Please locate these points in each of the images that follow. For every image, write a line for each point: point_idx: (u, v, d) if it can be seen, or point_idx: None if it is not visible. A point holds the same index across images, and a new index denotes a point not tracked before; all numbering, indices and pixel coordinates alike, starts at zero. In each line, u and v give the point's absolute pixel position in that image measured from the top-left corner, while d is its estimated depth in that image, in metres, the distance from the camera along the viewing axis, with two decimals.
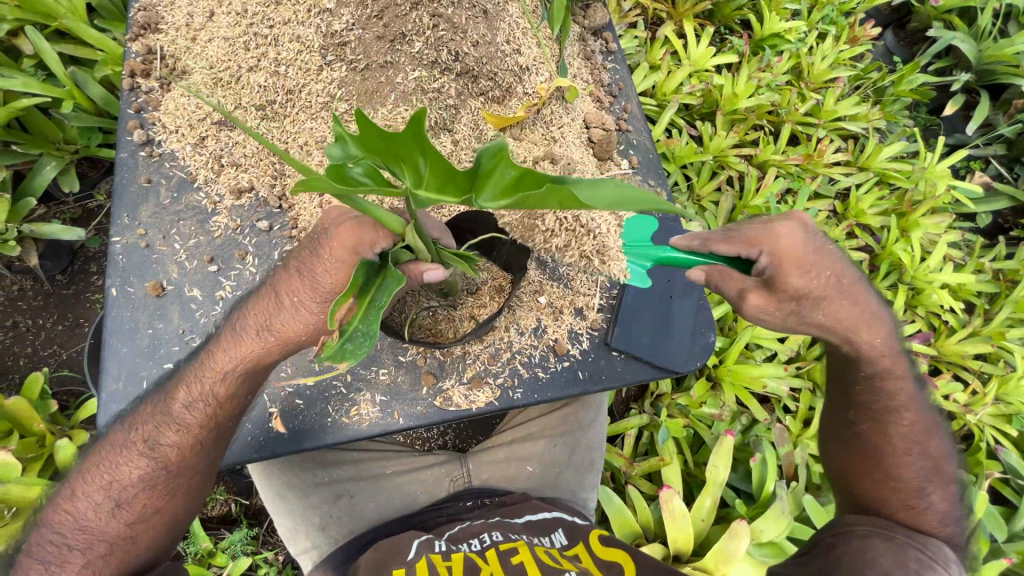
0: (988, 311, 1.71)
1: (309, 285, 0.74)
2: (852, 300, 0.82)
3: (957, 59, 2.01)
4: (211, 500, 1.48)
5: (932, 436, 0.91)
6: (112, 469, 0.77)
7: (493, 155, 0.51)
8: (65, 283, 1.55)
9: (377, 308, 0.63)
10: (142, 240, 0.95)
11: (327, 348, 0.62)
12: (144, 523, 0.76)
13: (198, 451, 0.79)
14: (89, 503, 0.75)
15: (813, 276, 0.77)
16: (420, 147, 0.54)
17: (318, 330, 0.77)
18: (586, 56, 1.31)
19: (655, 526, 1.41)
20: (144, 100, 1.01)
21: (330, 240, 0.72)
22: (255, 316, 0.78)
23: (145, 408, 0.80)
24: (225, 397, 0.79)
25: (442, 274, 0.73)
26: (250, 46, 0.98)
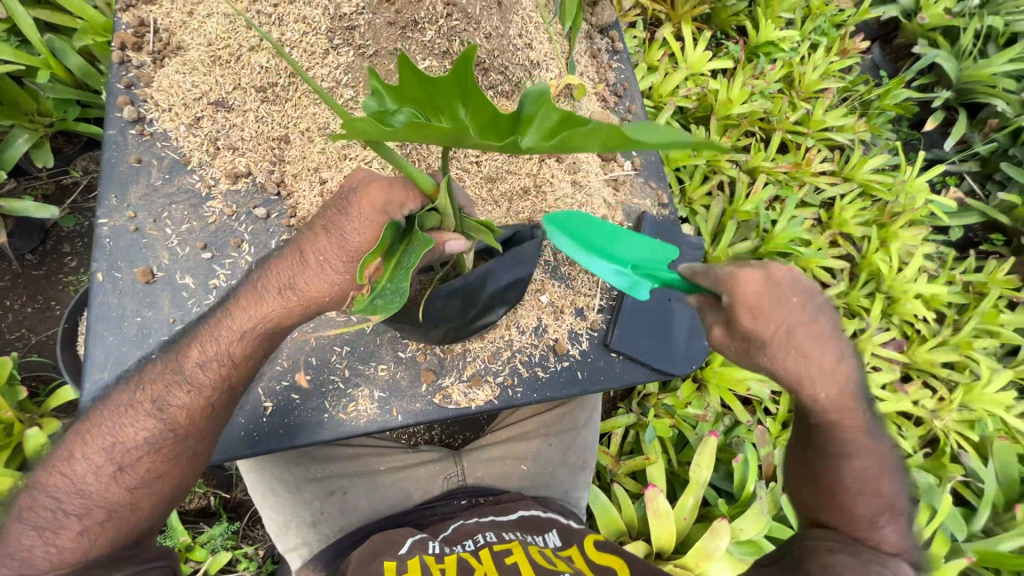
0: (958, 321, 1.78)
1: (336, 242, 0.69)
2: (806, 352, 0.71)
3: (939, 77, 2.07)
4: (189, 493, 1.43)
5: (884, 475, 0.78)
6: (115, 430, 0.72)
7: (536, 98, 0.47)
8: (35, 264, 1.47)
9: (405, 268, 0.62)
10: (131, 224, 0.90)
11: (358, 302, 0.61)
12: (147, 487, 0.72)
13: (208, 413, 0.75)
14: (87, 465, 0.70)
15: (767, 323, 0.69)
16: (462, 93, 0.51)
17: (344, 291, 0.73)
18: (592, 54, 1.31)
19: (639, 523, 1.43)
20: (134, 76, 0.96)
21: (358, 201, 0.68)
22: (277, 273, 0.74)
23: (154, 368, 0.75)
24: (241, 358, 0.75)
25: (464, 245, 0.71)
26: (252, 24, 0.93)
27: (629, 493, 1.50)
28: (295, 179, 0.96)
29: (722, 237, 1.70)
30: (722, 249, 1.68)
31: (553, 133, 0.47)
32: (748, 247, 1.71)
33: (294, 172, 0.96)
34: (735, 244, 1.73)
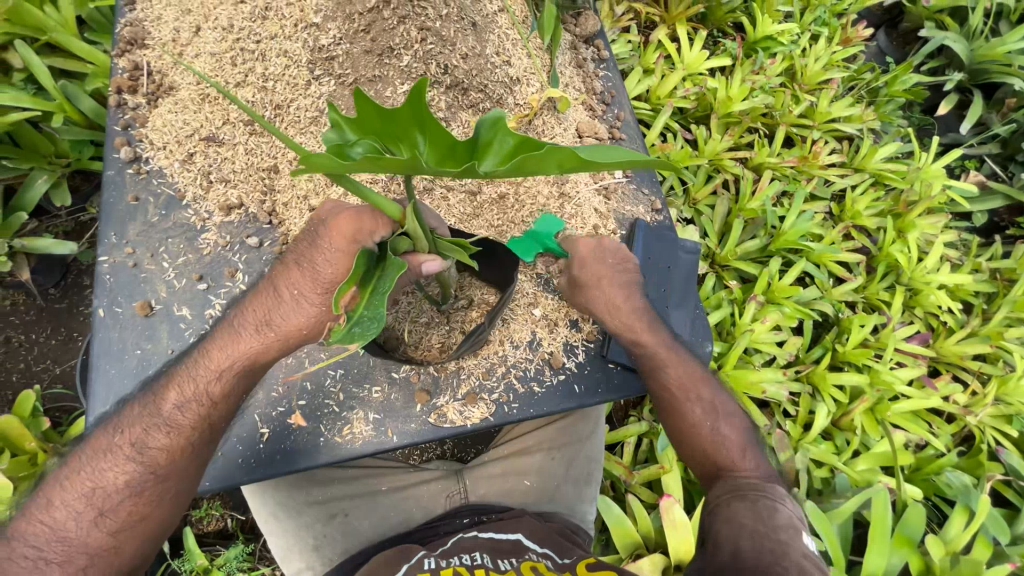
0: (986, 311, 1.69)
1: (309, 276, 0.74)
2: (614, 293, 0.96)
3: (949, 59, 2.01)
4: (205, 516, 1.45)
5: (702, 384, 0.95)
6: (96, 475, 0.74)
7: (492, 123, 0.49)
8: (57, 298, 1.54)
9: (380, 293, 0.62)
10: (130, 259, 0.94)
11: (336, 332, 0.61)
12: (128, 530, 0.74)
13: (188, 454, 0.77)
14: (68, 512, 0.73)
15: (586, 273, 0.97)
16: (420, 123, 0.53)
17: (316, 325, 0.77)
18: (578, 65, 1.31)
19: (655, 534, 1.39)
20: (131, 117, 0.99)
21: (328, 233, 0.72)
22: (253, 312, 0.78)
23: (132, 411, 0.78)
24: (219, 397, 0.78)
25: (440, 265, 0.74)
26: (238, 60, 0.97)
27: (643, 504, 1.46)
28: (286, 207, 0.99)
29: (729, 236, 1.68)
30: (730, 248, 1.65)
31: (510, 157, 0.50)
32: (756, 245, 1.67)
33: (285, 201, 0.99)
34: (743, 242, 1.69)
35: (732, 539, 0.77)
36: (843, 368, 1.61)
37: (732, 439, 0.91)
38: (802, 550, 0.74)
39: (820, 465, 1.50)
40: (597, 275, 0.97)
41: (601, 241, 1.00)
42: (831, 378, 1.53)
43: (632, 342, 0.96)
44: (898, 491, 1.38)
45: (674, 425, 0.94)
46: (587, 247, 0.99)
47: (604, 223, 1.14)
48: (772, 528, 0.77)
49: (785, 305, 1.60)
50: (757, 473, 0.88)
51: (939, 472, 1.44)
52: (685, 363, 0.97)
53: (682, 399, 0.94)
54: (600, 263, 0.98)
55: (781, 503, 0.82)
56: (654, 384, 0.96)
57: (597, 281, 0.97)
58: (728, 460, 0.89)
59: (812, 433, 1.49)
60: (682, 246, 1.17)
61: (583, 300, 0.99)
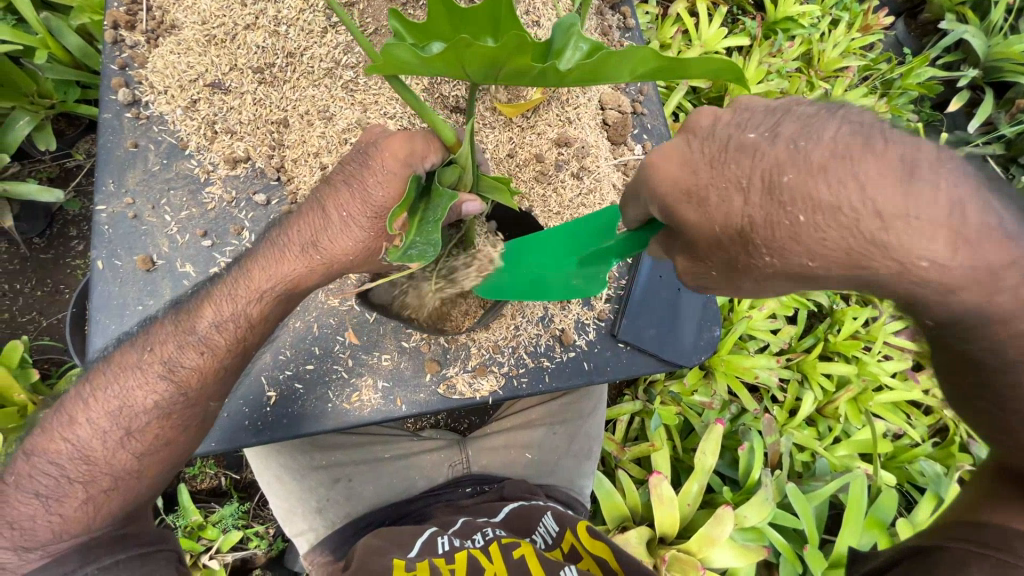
0: None
1: (359, 198, 0.69)
2: (909, 202, 0.51)
3: (965, 54, 1.97)
4: (200, 473, 1.45)
5: None
6: (123, 392, 0.71)
7: (566, 29, 0.54)
8: (43, 248, 1.47)
9: (433, 222, 0.62)
10: (129, 210, 0.89)
11: (393, 254, 0.61)
12: (153, 454, 0.71)
13: (219, 378, 0.74)
14: (95, 429, 0.69)
15: (815, 185, 0.53)
16: (494, 26, 0.58)
17: (362, 251, 0.72)
18: (604, 32, 1.25)
19: (643, 509, 1.43)
20: (128, 56, 0.93)
21: (380, 152, 0.69)
22: (298, 232, 0.73)
23: (163, 329, 0.74)
24: (256, 320, 0.74)
25: (480, 206, 0.73)
26: (247, 2, 0.91)
27: (633, 479, 1.49)
28: (294, 164, 0.94)
29: None
30: None
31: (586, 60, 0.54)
32: None
33: (294, 158, 0.93)
34: None
35: None
36: (833, 358, 1.64)
37: None
38: None
39: (801, 449, 1.54)
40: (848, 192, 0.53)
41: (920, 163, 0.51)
42: (821, 366, 1.56)
43: None
44: (874, 477, 1.43)
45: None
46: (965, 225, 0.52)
47: (623, 200, 1.13)
48: None
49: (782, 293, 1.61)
50: None
51: (914, 460, 1.50)
52: None
53: None
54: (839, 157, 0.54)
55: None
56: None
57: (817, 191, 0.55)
58: None
59: (797, 419, 1.52)
60: None
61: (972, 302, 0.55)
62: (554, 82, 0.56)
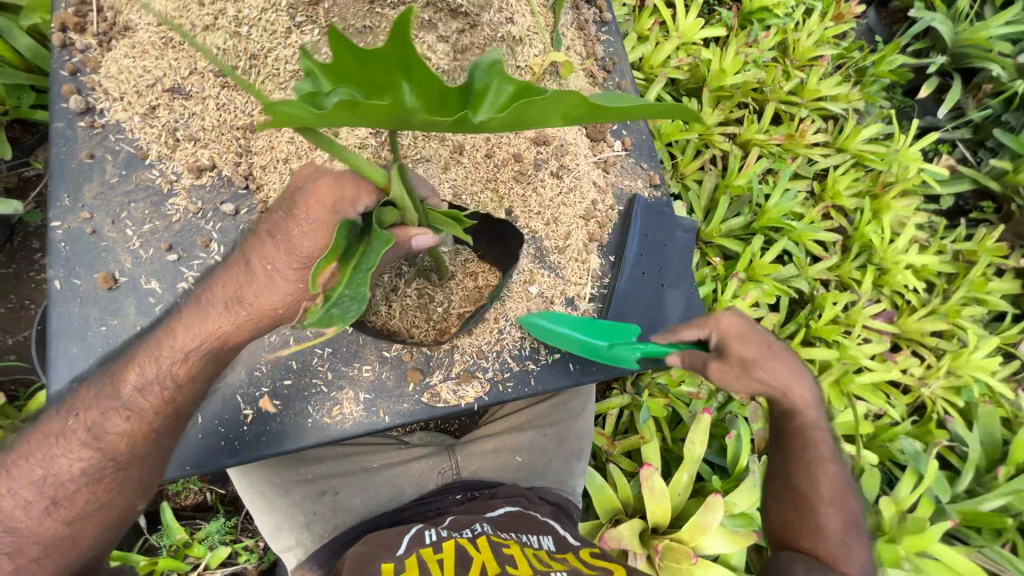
0: (946, 291, 1.77)
1: (283, 249, 0.66)
2: (783, 365, 0.89)
3: (933, 41, 2.00)
4: (183, 490, 1.41)
5: (849, 496, 0.91)
6: (48, 461, 0.69)
7: (489, 69, 0.47)
8: (4, 262, 1.40)
9: (363, 271, 0.56)
10: (88, 226, 0.84)
11: (311, 314, 0.54)
12: (85, 520, 0.69)
13: (149, 440, 0.71)
14: (19, 500, 0.67)
15: (749, 350, 0.86)
16: (405, 68, 0.45)
17: (293, 304, 0.69)
18: (580, 26, 1.22)
19: (635, 501, 1.44)
20: (79, 61, 0.87)
21: (307, 199, 0.65)
22: (222, 288, 0.70)
23: (88, 392, 0.71)
24: (184, 380, 0.71)
25: (432, 239, 0.68)
26: (203, 1, 0.86)
27: (624, 473, 1.50)
28: (263, 170, 0.90)
29: (715, 212, 1.67)
30: (716, 224, 1.65)
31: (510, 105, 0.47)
32: (740, 223, 1.67)
33: (263, 164, 0.90)
34: (728, 219, 1.68)
35: None
36: (816, 344, 1.66)
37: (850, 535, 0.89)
38: None
39: None
40: (755, 348, 0.87)
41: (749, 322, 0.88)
42: (805, 353, 1.58)
43: (806, 430, 0.92)
44: (858, 459, 1.46)
45: (800, 507, 0.91)
46: (752, 348, 0.86)
47: (603, 197, 1.11)
48: None
49: (764, 282, 1.62)
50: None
51: (894, 438, 1.52)
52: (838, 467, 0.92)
53: (831, 497, 0.90)
54: (757, 340, 0.88)
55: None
56: (804, 462, 0.92)
57: (759, 353, 0.87)
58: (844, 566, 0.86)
59: (782, 405, 1.55)
60: (680, 225, 1.14)
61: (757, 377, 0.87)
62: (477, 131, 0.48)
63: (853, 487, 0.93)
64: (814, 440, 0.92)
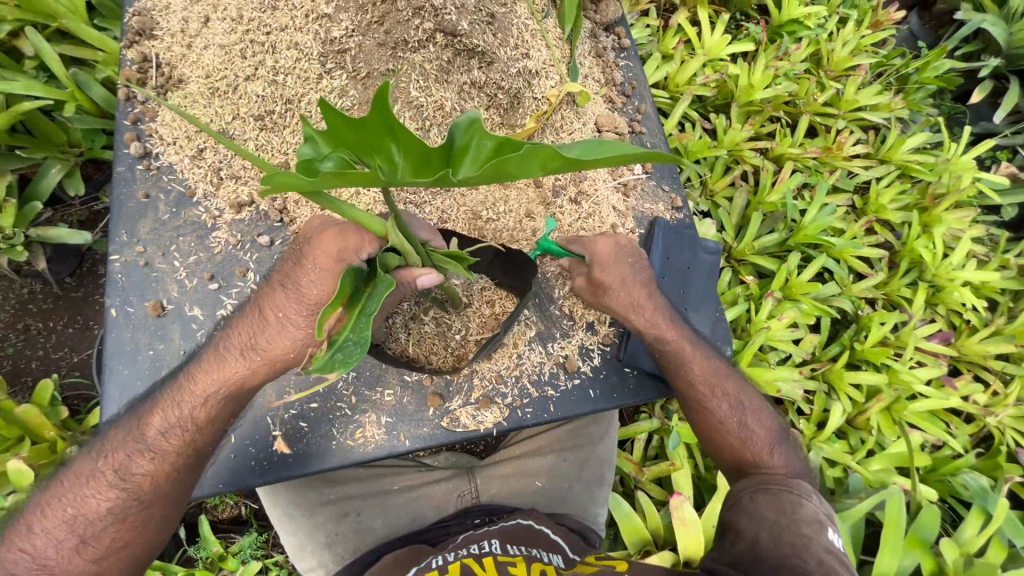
0: (1011, 309, 1.63)
1: (294, 299, 0.73)
2: (636, 294, 0.94)
3: (985, 44, 1.90)
4: (221, 503, 1.48)
5: (724, 378, 0.98)
6: (78, 501, 0.74)
7: (467, 129, 0.48)
8: (74, 286, 1.54)
9: (366, 315, 0.59)
10: (141, 258, 0.93)
11: (316, 360, 0.57)
12: (111, 557, 0.74)
13: (172, 479, 0.76)
14: (52, 539, 0.72)
15: (609, 275, 0.93)
16: (390, 132, 0.50)
17: (301, 348, 0.75)
18: (597, 54, 1.25)
19: (665, 531, 1.38)
20: (140, 111, 0.98)
21: (314, 250, 0.72)
22: (238, 336, 0.77)
23: (117, 434, 0.77)
24: (204, 422, 0.77)
25: (436, 279, 0.72)
26: (247, 53, 0.94)
27: (653, 501, 1.45)
28: (296, 205, 0.98)
29: (747, 229, 1.62)
30: (748, 242, 1.60)
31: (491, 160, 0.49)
32: (775, 240, 1.61)
33: (297, 199, 0.97)
34: (762, 236, 1.63)
35: (753, 530, 0.82)
36: (861, 367, 1.56)
37: (760, 434, 0.95)
38: (823, 545, 0.78)
39: (833, 465, 1.46)
40: (615, 276, 0.93)
41: (617, 238, 0.94)
42: (849, 376, 1.49)
43: (652, 332, 0.96)
44: (914, 493, 1.35)
45: (701, 417, 0.97)
46: (612, 276, 0.93)
47: (623, 221, 1.11)
48: (795, 521, 0.81)
49: (803, 302, 1.55)
50: (784, 470, 0.92)
51: (956, 473, 1.40)
52: (709, 359, 0.99)
53: (707, 388, 0.97)
54: (619, 264, 0.93)
55: (809, 500, 0.86)
56: (680, 373, 0.98)
57: (620, 281, 0.93)
58: (755, 457, 0.93)
59: (827, 432, 1.45)
60: (704, 247, 1.13)
61: (605, 301, 0.95)
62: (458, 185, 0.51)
63: (728, 370, 1.01)
64: (683, 355, 0.97)
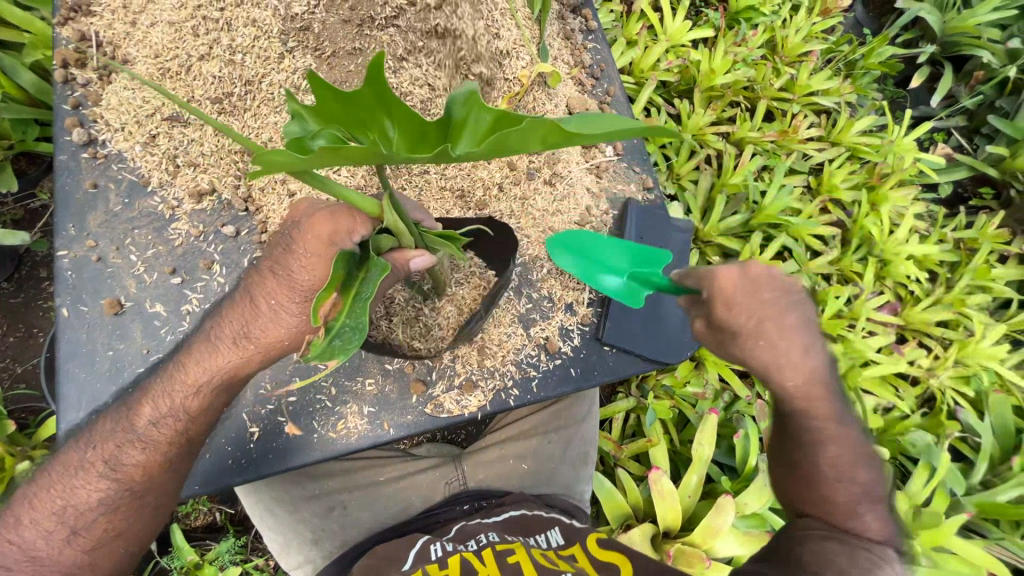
0: (950, 280, 1.75)
1: (285, 284, 0.68)
2: (784, 342, 0.73)
3: (922, 31, 2.01)
4: (193, 510, 1.42)
5: (864, 464, 0.76)
6: (67, 493, 0.70)
7: (464, 101, 0.47)
8: (12, 292, 1.42)
9: (363, 300, 0.58)
10: (93, 253, 0.86)
11: (314, 346, 0.56)
12: (105, 546, 0.71)
13: (165, 469, 0.73)
14: (40, 531, 0.69)
15: (738, 315, 0.71)
16: (384, 106, 0.50)
17: (297, 336, 0.71)
18: (566, 36, 1.25)
19: (646, 505, 1.43)
20: (82, 94, 0.90)
21: (303, 234, 0.66)
22: (229, 323, 0.72)
23: (104, 425, 0.73)
24: (197, 412, 0.73)
25: (429, 261, 0.69)
26: (199, 31, 0.89)
27: (633, 477, 1.49)
28: (261, 193, 0.92)
29: (713, 211, 1.67)
30: (713, 224, 1.65)
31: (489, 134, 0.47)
32: (738, 221, 1.66)
33: (261, 186, 0.92)
34: (726, 218, 1.68)
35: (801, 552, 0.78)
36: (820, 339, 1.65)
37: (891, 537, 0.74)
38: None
39: None
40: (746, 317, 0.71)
41: (746, 266, 0.71)
42: None
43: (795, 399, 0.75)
44: None
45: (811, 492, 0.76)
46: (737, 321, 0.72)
47: (596, 203, 1.13)
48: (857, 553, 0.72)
49: None
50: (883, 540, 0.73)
51: (905, 432, 1.51)
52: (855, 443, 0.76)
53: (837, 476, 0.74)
54: (751, 299, 0.71)
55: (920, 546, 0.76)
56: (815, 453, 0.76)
57: (756, 323, 0.71)
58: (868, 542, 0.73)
59: None
60: (675, 226, 1.15)
61: (736, 350, 0.74)
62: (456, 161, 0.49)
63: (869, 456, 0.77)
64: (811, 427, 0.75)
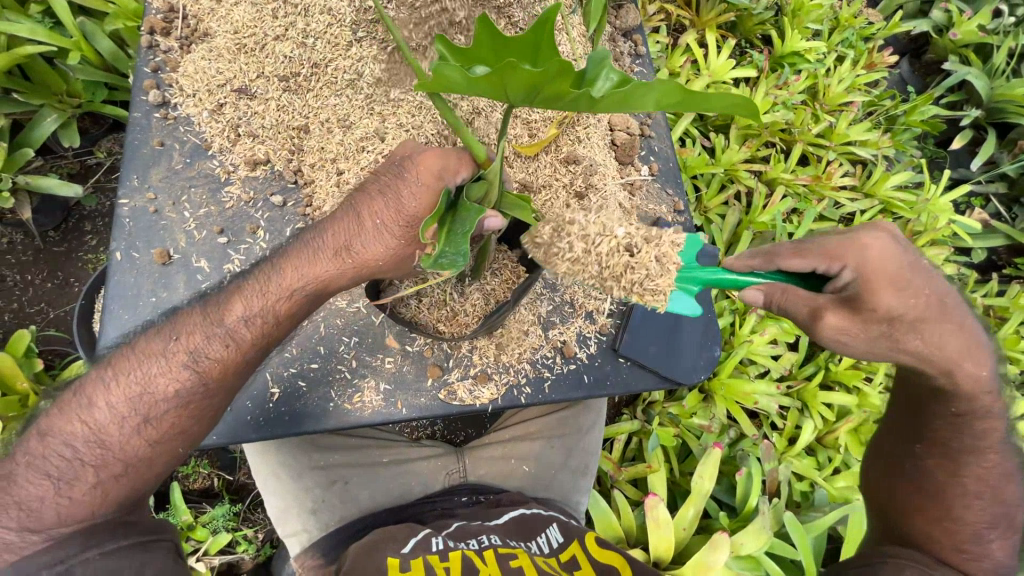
0: None
1: (393, 208, 0.71)
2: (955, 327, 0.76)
3: (968, 95, 2.01)
4: (193, 473, 1.44)
5: (1007, 483, 0.82)
6: (146, 379, 0.71)
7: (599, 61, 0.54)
8: (58, 241, 1.50)
9: (462, 233, 0.67)
10: (151, 205, 0.92)
11: (425, 260, 0.66)
12: (168, 441, 0.72)
13: (245, 369, 0.76)
14: (112, 415, 0.70)
15: (913, 296, 0.73)
16: (534, 52, 0.60)
17: (393, 259, 0.74)
18: (614, 57, 1.30)
19: (638, 531, 1.40)
20: (162, 60, 0.97)
21: (415, 166, 0.72)
22: (333, 236, 0.75)
23: (190, 319, 0.75)
24: (284, 317, 0.75)
25: (500, 223, 0.75)
26: (279, 13, 0.95)
27: (629, 500, 1.47)
28: (312, 168, 0.96)
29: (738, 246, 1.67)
30: None
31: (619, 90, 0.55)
32: None
33: (312, 162, 0.96)
34: None
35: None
36: (834, 388, 1.63)
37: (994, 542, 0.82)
38: None
39: (801, 479, 1.51)
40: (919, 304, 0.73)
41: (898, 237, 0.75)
42: (821, 397, 1.54)
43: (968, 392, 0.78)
44: None
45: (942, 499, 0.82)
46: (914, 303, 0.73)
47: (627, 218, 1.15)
48: None
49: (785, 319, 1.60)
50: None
51: None
52: (1003, 457, 0.83)
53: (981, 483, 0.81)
54: (915, 275, 0.74)
55: None
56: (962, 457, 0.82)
57: (928, 307, 0.73)
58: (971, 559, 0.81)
59: (797, 448, 1.51)
60: None
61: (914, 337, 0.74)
62: (586, 108, 0.57)
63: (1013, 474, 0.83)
64: (982, 432, 0.81)
